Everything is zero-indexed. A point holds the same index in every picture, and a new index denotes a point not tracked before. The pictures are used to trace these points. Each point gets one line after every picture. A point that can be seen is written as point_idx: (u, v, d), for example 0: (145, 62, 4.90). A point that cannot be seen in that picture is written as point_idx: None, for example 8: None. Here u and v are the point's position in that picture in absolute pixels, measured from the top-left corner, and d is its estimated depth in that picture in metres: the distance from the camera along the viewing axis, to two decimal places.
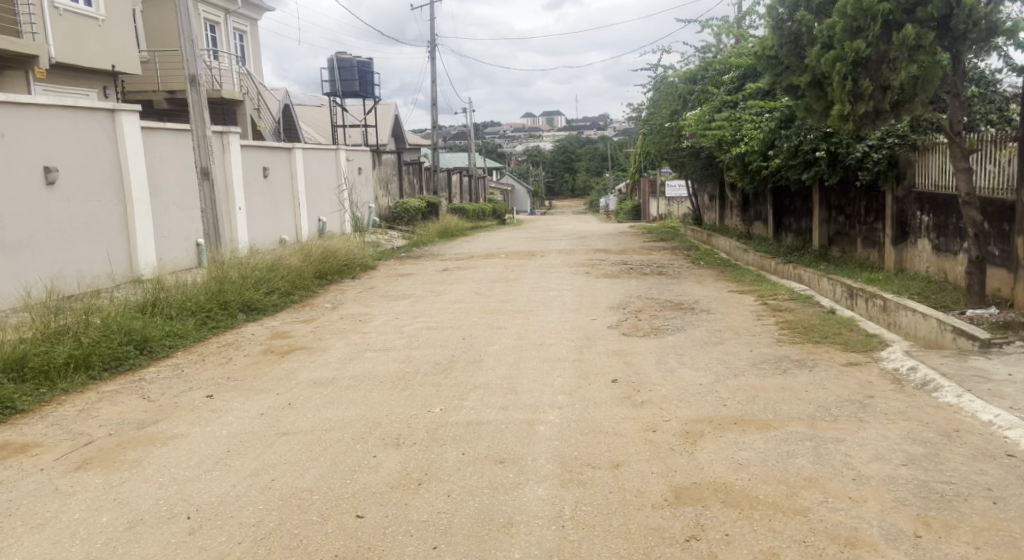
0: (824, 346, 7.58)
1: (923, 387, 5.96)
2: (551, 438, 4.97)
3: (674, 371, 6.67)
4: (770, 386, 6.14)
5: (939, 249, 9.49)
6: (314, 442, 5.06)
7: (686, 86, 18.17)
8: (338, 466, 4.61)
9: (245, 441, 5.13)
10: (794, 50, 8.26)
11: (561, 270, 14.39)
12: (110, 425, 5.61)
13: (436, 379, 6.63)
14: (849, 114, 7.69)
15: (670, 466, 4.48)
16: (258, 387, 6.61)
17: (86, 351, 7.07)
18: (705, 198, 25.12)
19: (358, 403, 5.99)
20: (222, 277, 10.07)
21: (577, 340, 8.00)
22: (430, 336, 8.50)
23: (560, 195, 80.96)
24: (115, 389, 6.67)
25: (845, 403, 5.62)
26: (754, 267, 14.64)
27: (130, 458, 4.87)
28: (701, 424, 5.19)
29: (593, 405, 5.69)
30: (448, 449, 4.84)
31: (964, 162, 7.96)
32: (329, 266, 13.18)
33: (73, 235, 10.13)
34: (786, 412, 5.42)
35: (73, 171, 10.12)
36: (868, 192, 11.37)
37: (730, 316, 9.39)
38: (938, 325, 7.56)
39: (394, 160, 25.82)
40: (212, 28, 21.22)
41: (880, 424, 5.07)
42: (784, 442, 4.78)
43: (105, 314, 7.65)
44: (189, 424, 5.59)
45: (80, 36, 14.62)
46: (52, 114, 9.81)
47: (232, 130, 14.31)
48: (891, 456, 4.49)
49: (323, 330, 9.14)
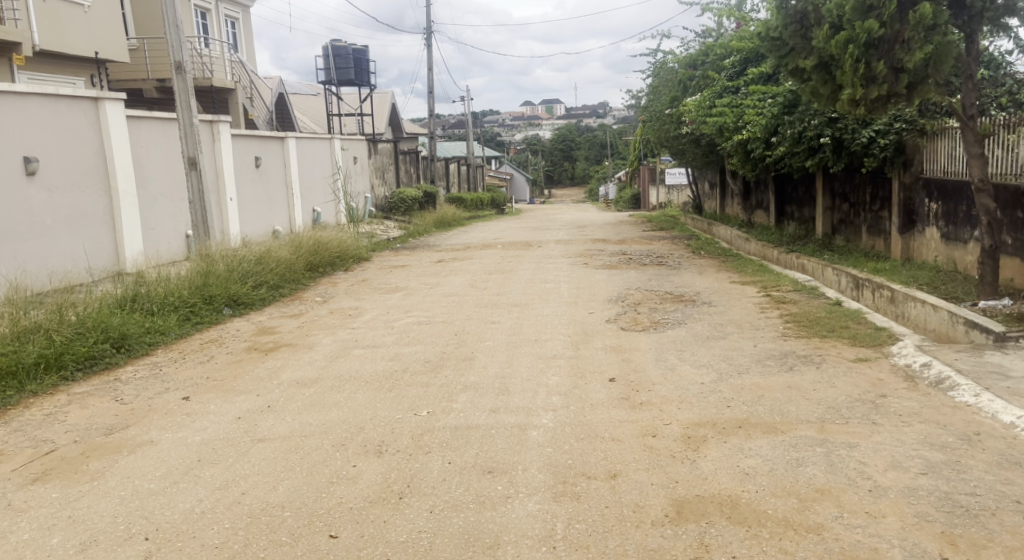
0: (831, 340, 7.26)
1: (937, 386, 5.62)
2: (542, 445, 4.65)
3: (674, 369, 6.35)
4: (776, 385, 5.81)
5: (948, 237, 9.17)
6: (291, 450, 4.74)
7: (686, 71, 17.81)
8: (313, 479, 4.28)
9: (218, 449, 4.80)
10: (800, 31, 7.87)
11: (559, 261, 14.03)
12: (77, 431, 5.29)
13: (425, 378, 6.30)
14: (861, 98, 7.33)
15: (672, 477, 4.15)
16: (237, 389, 6.27)
17: (58, 351, 6.75)
18: (705, 187, 24.77)
19: (341, 405, 5.66)
20: (208, 269, 9.72)
21: (574, 336, 7.67)
22: (421, 332, 8.18)
23: (560, 185, 80.23)
24: (87, 391, 6.34)
25: (857, 404, 5.29)
26: (756, 256, 14.33)
27: (92, 469, 4.55)
28: (703, 428, 4.86)
29: (588, 407, 5.38)
30: (433, 457, 4.53)
31: (978, 148, 7.61)
32: (321, 258, 12.83)
33: (56, 228, 9.78)
34: (794, 414, 5.09)
35: (54, 161, 9.76)
36: (874, 178, 11.02)
37: (732, 308, 9.05)
38: (950, 318, 7.25)
39: (390, 148, 25.42)
40: (203, 15, 20.78)
41: (895, 428, 4.74)
42: (793, 448, 4.45)
43: (80, 309, 7.33)
44: (161, 429, 5.27)
45: (65, 23, 14.22)
46: (31, 103, 9.46)
47: (221, 119, 13.90)
48: (909, 465, 4.16)
49: (311, 326, 8.80)
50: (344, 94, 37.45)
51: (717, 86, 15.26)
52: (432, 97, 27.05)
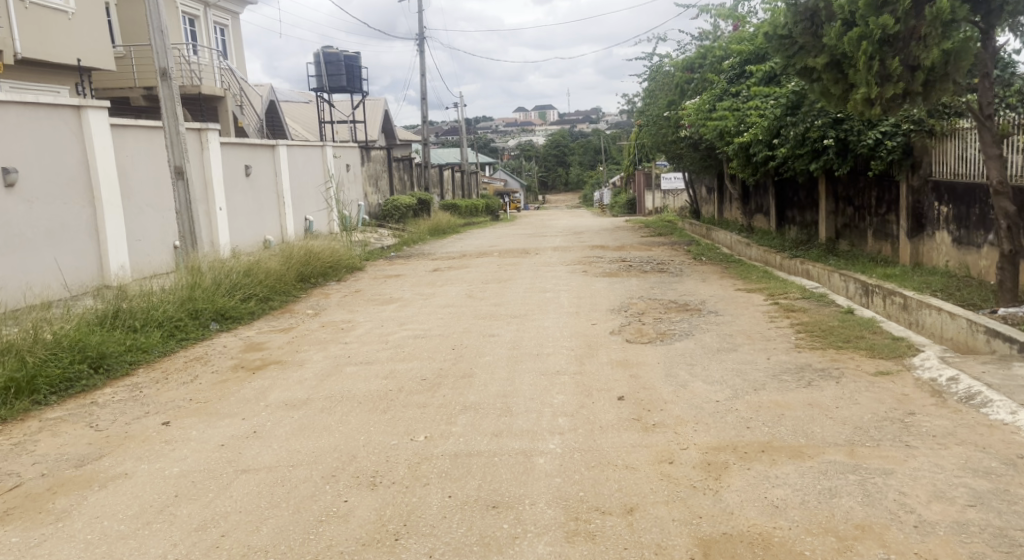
0: (847, 352, 6.90)
1: (969, 402, 5.25)
2: (551, 475, 4.27)
3: (686, 386, 5.97)
4: (797, 403, 5.44)
5: (960, 242, 8.84)
6: (276, 482, 4.37)
7: (684, 74, 17.56)
8: (301, 516, 3.93)
9: (197, 482, 4.43)
10: (810, 28, 7.52)
11: (557, 269, 13.66)
12: (45, 463, 4.91)
13: (421, 398, 5.92)
14: (876, 97, 6.96)
15: (695, 511, 3.80)
16: (221, 411, 5.89)
17: (30, 373, 6.36)
18: (703, 192, 24.46)
19: (332, 429, 5.29)
20: (194, 283, 9.32)
21: (578, 349, 7.30)
22: (416, 347, 7.78)
23: (553, 190, 79.82)
24: (60, 416, 5.96)
25: (885, 424, 4.91)
26: (757, 262, 14.01)
27: (57, 508, 4.19)
28: (724, 453, 4.50)
29: (597, 429, 5.01)
30: (432, 489, 4.16)
31: (996, 149, 7.24)
32: (312, 268, 12.42)
33: (36, 241, 9.38)
34: (819, 436, 4.72)
35: (34, 173, 9.37)
36: (880, 181, 10.71)
37: (740, 318, 8.69)
38: (969, 326, 6.88)
39: (383, 155, 25.06)
40: (190, 22, 20.38)
41: (931, 451, 4.37)
42: (824, 476, 4.09)
43: (56, 327, 6.93)
44: (137, 459, 4.89)
45: (48, 30, 13.84)
46: (9, 113, 9.08)
47: (210, 126, 13.51)
48: (953, 495, 3.79)
49: (301, 341, 8.42)
50: (336, 101, 37.19)
51: (717, 89, 14.96)
52: (425, 104, 26.70)
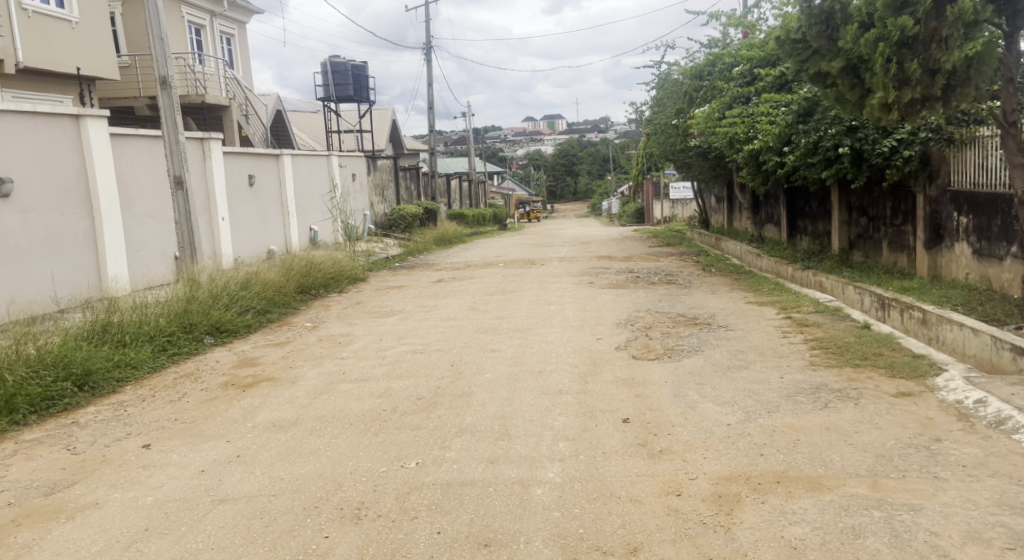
0: (865, 370, 6.56)
1: (999, 427, 4.91)
2: (549, 509, 3.95)
3: (695, 407, 5.64)
4: (812, 427, 5.11)
5: (980, 254, 8.48)
6: (255, 514, 4.07)
7: (693, 82, 17.24)
8: (277, 555, 3.63)
9: (171, 513, 4.14)
10: (825, 32, 7.20)
11: (563, 280, 13.34)
12: (15, 490, 4.62)
13: (415, 420, 5.61)
14: (893, 102, 6.64)
15: (704, 552, 3.49)
16: (206, 433, 5.60)
17: (10, 392, 6.09)
18: (712, 201, 24.05)
19: (320, 454, 4.98)
20: (190, 295, 9.02)
21: (582, 366, 6.98)
22: (414, 363, 7.47)
23: (562, 199, 79.29)
24: (38, 438, 5.68)
25: (910, 451, 4.58)
26: (768, 273, 13.67)
27: (18, 543, 3.90)
28: (736, 484, 4.17)
29: (599, 456, 4.69)
30: (420, 525, 3.85)
31: (1021, 158, 6.85)
32: (312, 279, 12.11)
33: (32, 252, 9.15)
34: (839, 466, 4.38)
35: (31, 183, 9.14)
36: (896, 191, 10.37)
37: (751, 333, 8.35)
38: (993, 343, 6.53)
39: (389, 165, 24.81)
40: (197, 31, 20.23)
41: (962, 484, 4.03)
42: (846, 512, 3.76)
43: (41, 342, 6.67)
44: (111, 487, 4.60)
45: (49, 39, 13.64)
46: (6, 122, 8.86)
47: (212, 136, 13.25)
48: (990, 536, 3.48)
49: (296, 356, 8.12)
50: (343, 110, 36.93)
51: (727, 97, 14.66)
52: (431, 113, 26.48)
